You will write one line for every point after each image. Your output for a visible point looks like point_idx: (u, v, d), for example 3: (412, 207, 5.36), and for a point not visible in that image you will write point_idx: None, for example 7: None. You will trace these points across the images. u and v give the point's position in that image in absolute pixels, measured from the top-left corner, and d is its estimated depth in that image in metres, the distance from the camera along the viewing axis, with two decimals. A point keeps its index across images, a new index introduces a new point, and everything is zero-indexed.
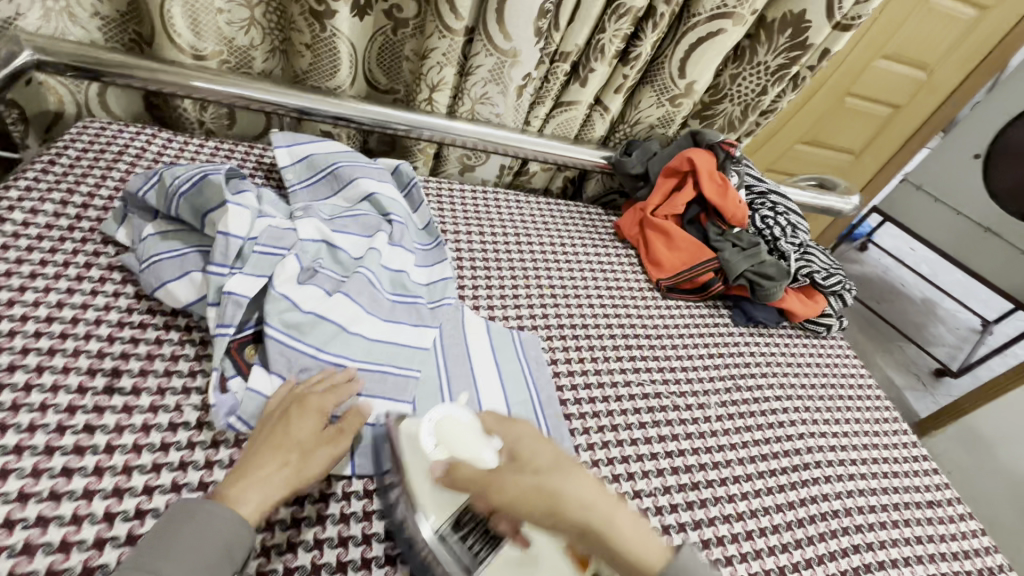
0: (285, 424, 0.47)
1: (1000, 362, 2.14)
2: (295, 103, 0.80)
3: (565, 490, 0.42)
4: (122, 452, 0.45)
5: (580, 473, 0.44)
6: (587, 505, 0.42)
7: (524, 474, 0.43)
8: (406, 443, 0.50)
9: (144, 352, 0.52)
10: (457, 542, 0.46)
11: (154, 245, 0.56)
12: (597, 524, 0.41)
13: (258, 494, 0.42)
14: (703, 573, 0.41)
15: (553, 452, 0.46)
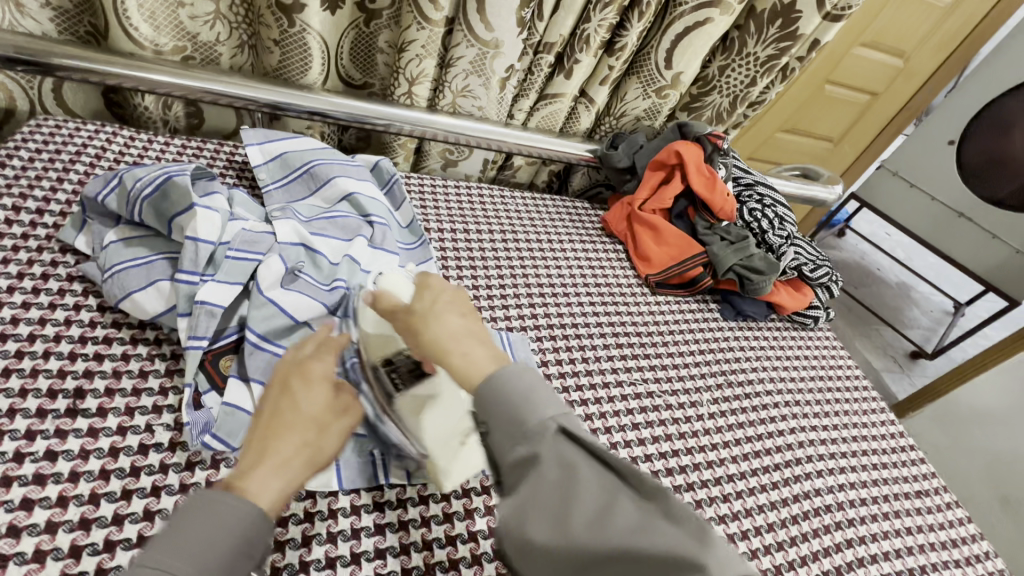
0: (293, 396, 0.39)
1: (973, 343, 2.20)
2: (265, 99, 0.76)
3: (428, 328, 0.41)
4: (88, 479, 0.42)
5: (469, 320, 0.43)
6: (439, 354, 0.39)
7: (412, 303, 0.44)
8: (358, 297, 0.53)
9: (110, 369, 0.49)
10: (384, 377, 0.50)
11: (116, 253, 0.53)
12: (440, 347, 0.39)
13: (278, 480, 0.36)
14: (540, 422, 0.34)
15: (460, 301, 0.45)
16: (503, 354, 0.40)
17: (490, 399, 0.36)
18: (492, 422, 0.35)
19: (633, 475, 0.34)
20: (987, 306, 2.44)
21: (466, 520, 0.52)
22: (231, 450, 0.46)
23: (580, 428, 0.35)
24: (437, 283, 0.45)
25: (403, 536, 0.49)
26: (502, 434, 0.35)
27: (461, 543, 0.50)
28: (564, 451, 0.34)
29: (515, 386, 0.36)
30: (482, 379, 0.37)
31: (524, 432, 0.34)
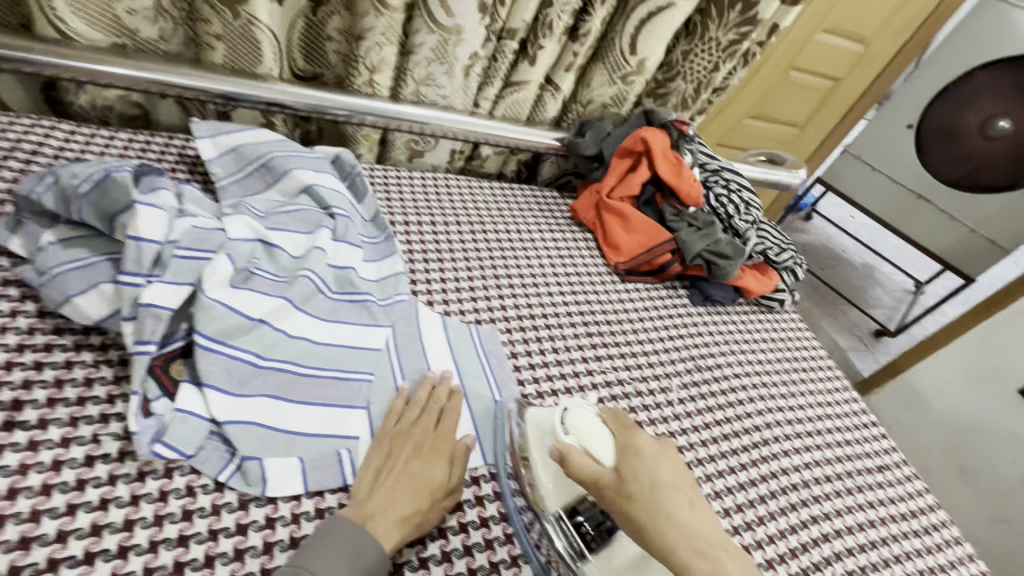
0: (419, 461, 0.48)
1: (932, 320, 2.29)
2: (216, 89, 0.72)
3: (693, 565, 0.39)
4: (29, 496, 0.40)
5: (680, 470, 0.46)
6: (697, 542, 0.41)
7: (650, 475, 0.44)
8: (534, 443, 0.49)
9: (51, 378, 0.46)
10: (572, 530, 0.48)
11: (56, 255, 0.49)
12: (709, 547, 0.41)
13: (395, 532, 0.43)
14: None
15: (677, 469, 0.46)
16: (747, 559, 0.42)
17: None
18: None
19: None
20: (945, 284, 2.54)
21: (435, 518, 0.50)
22: (185, 457, 0.45)
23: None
24: (657, 448, 0.46)
25: None
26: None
27: (431, 541, 0.48)
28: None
29: None
30: None
31: None
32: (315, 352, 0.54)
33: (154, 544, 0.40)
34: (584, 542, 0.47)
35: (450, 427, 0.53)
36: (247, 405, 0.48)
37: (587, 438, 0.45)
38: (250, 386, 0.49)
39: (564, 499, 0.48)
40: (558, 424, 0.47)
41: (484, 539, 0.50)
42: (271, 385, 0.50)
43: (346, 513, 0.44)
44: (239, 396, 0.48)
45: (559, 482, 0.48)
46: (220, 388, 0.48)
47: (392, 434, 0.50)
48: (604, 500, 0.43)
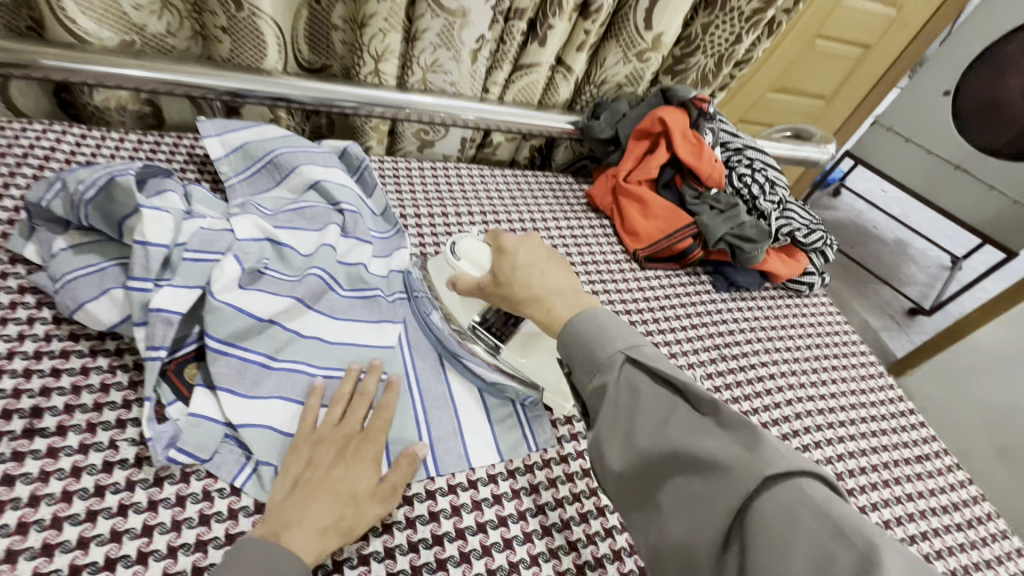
0: (341, 467, 0.44)
1: (970, 297, 2.19)
2: (224, 85, 0.71)
3: (555, 306, 0.48)
4: (49, 503, 0.40)
5: (554, 262, 0.54)
6: (554, 289, 0.50)
7: (513, 261, 0.54)
8: (436, 274, 0.63)
9: (68, 385, 0.46)
10: (484, 333, 0.59)
11: (67, 261, 0.49)
12: (541, 297, 0.49)
13: (312, 546, 0.40)
14: (610, 354, 0.41)
15: (554, 258, 0.55)
16: (595, 303, 0.48)
17: (574, 346, 0.43)
18: (572, 357, 0.43)
19: (688, 390, 0.38)
20: (984, 259, 2.42)
21: (451, 518, 0.48)
22: (201, 461, 0.45)
23: (647, 357, 0.41)
24: (534, 243, 0.56)
25: (387, 539, 0.45)
26: (582, 371, 0.42)
27: (448, 542, 0.47)
28: (630, 380, 0.40)
29: (600, 319, 0.44)
30: (574, 322, 0.44)
31: (600, 363, 0.41)
32: (328, 351, 0.54)
33: (173, 550, 0.40)
34: (498, 338, 0.59)
35: (384, 431, 0.48)
36: (261, 407, 0.48)
37: (470, 257, 0.60)
38: (263, 388, 0.49)
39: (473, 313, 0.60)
40: (449, 254, 0.61)
41: (503, 538, 0.48)
42: (283, 385, 0.50)
43: (259, 531, 0.40)
44: (252, 399, 0.48)
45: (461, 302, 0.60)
46: (234, 390, 0.47)
47: (313, 438, 0.46)
48: (488, 292, 0.55)
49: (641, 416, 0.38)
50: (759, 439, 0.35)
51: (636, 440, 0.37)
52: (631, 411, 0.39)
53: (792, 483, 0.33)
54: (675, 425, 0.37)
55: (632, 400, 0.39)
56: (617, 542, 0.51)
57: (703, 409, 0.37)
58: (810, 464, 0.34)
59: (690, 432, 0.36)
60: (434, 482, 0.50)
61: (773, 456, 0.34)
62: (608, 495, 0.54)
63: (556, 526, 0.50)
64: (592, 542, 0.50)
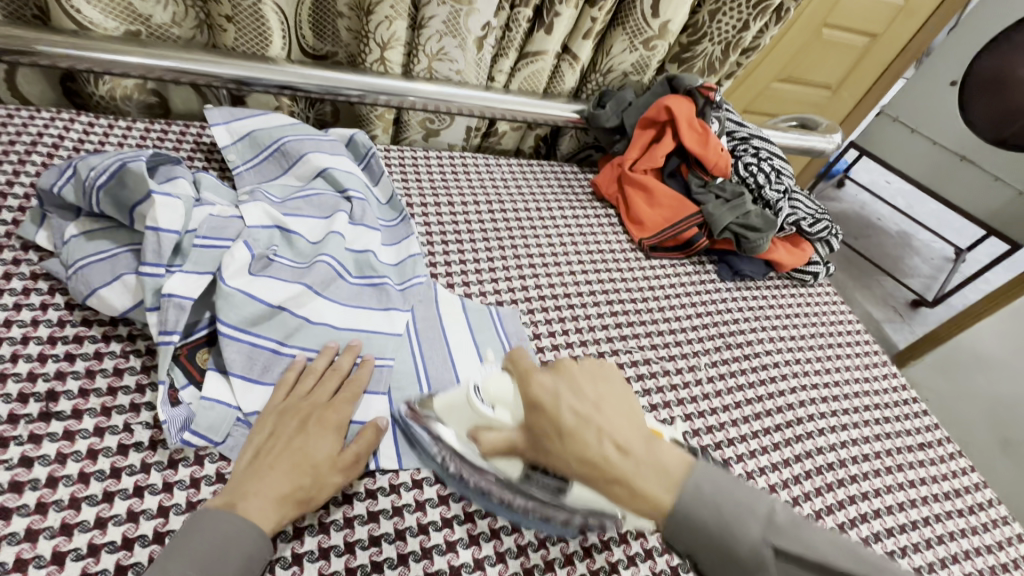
0: (302, 436, 0.44)
1: (973, 289, 2.19)
2: (231, 73, 0.71)
3: (636, 484, 0.39)
4: (67, 484, 0.41)
5: (609, 405, 0.43)
6: (618, 448, 0.40)
7: (557, 417, 0.41)
8: (451, 412, 0.48)
9: (82, 369, 0.47)
10: (541, 476, 0.44)
11: (79, 248, 0.50)
12: (620, 479, 0.39)
13: (268, 516, 0.40)
14: (752, 546, 0.37)
15: (604, 380, 0.46)
16: (678, 460, 0.41)
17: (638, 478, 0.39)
18: (695, 546, 0.39)
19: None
20: (988, 251, 2.42)
21: (460, 502, 0.49)
22: (214, 444, 0.45)
23: (786, 530, 0.37)
24: (575, 373, 0.45)
25: (397, 522, 0.46)
26: (654, 505, 0.38)
27: (457, 524, 0.47)
28: (697, 503, 0.38)
29: (719, 486, 0.39)
30: (683, 499, 0.38)
31: (738, 558, 0.37)
32: (337, 337, 0.54)
33: None
34: (557, 478, 0.43)
35: (350, 402, 0.48)
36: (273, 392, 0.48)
37: (497, 397, 0.46)
38: (274, 373, 0.50)
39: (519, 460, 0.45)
40: (472, 394, 0.47)
41: (511, 522, 0.49)
42: None
43: (217, 501, 0.41)
44: (263, 384, 0.49)
45: (502, 458, 0.45)
46: (246, 377, 0.48)
47: (278, 410, 0.46)
48: (523, 454, 0.43)
49: (706, 531, 0.38)
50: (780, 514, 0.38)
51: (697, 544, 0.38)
52: (705, 528, 0.38)
53: None
54: (733, 531, 0.37)
55: (689, 501, 0.38)
56: (623, 525, 0.51)
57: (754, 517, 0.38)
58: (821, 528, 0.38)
59: (722, 519, 0.38)
60: (443, 466, 0.51)
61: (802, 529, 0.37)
62: None
63: None
64: (599, 525, 0.50)
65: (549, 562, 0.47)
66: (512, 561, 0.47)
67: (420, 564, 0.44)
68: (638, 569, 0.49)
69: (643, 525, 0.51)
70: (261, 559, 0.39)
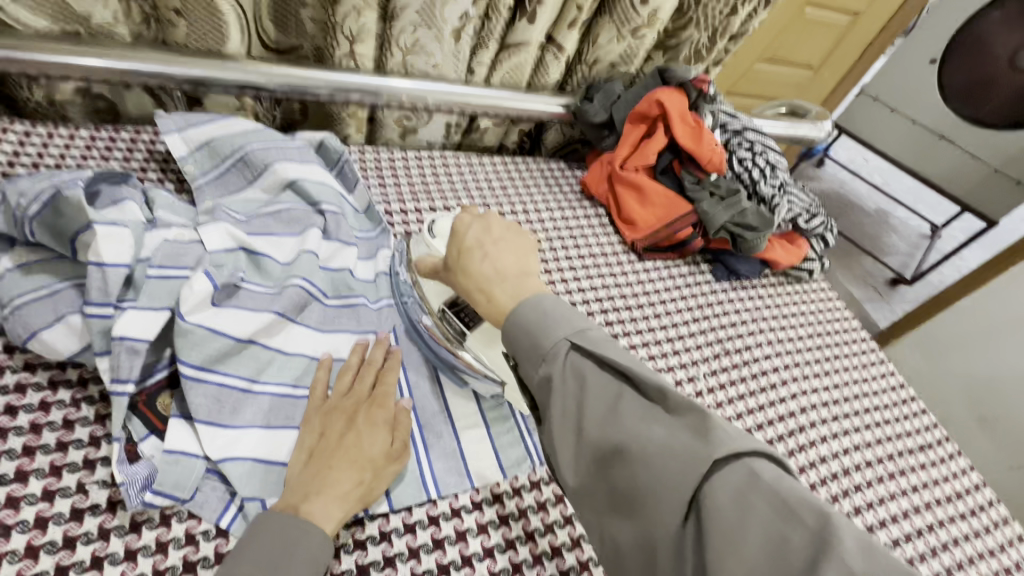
0: (353, 433, 0.44)
1: (949, 267, 2.23)
2: (184, 74, 0.64)
3: (495, 293, 0.42)
4: (12, 561, 0.36)
5: (525, 262, 0.45)
6: (497, 273, 0.43)
7: (462, 239, 0.46)
8: (413, 245, 0.58)
9: (26, 424, 0.42)
10: (453, 317, 0.54)
11: (14, 284, 0.44)
12: (481, 284, 0.43)
13: (334, 515, 0.40)
14: (553, 341, 0.37)
15: (514, 236, 0.47)
16: (541, 288, 0.42)
17: (518, 335, 0.38)
18: (517, 353, 0.39)
19: (636, 374, 0.35)
20: (964, 227, 2.46)
21: (457, 545, 0.46)
22: (182, 502, 0.41)
23: (595, 343, 0.37)
24: (493, 221, 0.48)
25: (390, 574, 0.43)
26: (528, 362, 0.38)
27: (455, 570, 0.44)
28: (575, 364, 0.36)
29: (549, 305, 0.39)
30: (520, 310, 0.39)
31: (542, 355, 0.37)
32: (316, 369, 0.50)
33: None
34: (464, 325, 0.53)
35: (390, 393, 0.48)
36: (244, 438, 0.44)
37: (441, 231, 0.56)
38: (246, 416, 0.45)
39: (443, 296, 0.55)
40: (425, 231, 0.56)
41: (511, 563, 0.46)
42: (265, 413, 0.46)
43: (279, 504, 0.40)
44: (233, 430, 0.44)
45: (429, 285, 0.55)
46: (213, 422, 0.43)
47: (324, 410, 0.45)
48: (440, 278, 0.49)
49: (590, 406, 0.35)
50: (711, 425, 0.32)
51: (586, 433, 0.34)
52: (578, 403, 0.35)
53: (744, 463, 0.31)
54: (625, 420, 0.33)
55: (527, 309, 0.39)
56: None
57: (654, 397, 0.34)
58: (761, 444, 0.32)
59: (642, 424, 0.33)
60: (436, 506, 0.47)
61: (725, 439, 0.31)
62: None
63: (565, 545, 0.48)
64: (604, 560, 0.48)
65: None
66: None
67: None
68: None
69: None
70: (326, 561, 0.38)
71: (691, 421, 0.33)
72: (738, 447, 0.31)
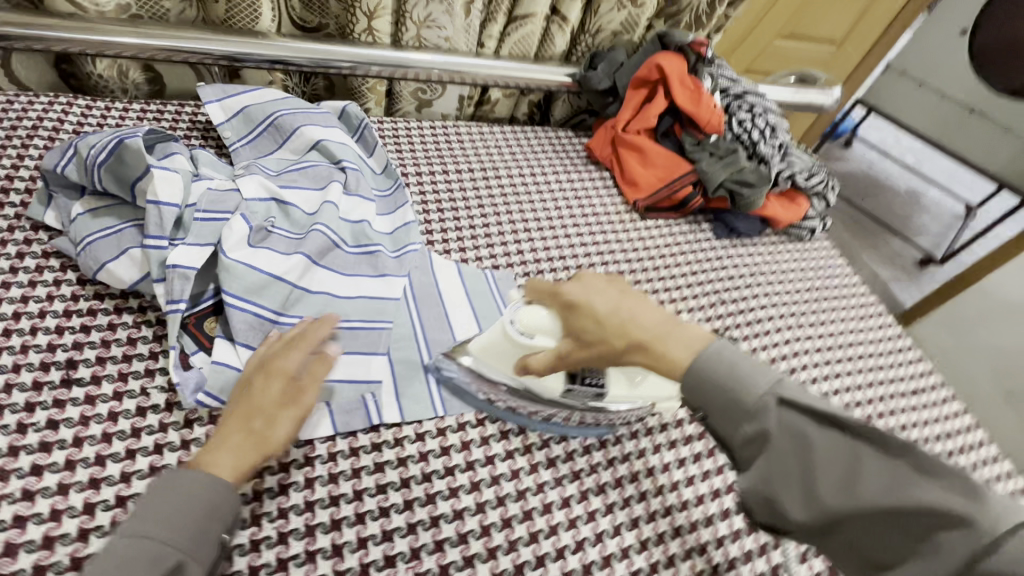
0: (252, 390, 0.44)
1: (982, 245, 2.17)
2: (222, 50, 0.71)
3: (668, 348, 0.41)
4: (92, 443, 0.44)
5: (655, 311, 0.43)
6: (655, 327, 0.42)
7: (593, 309, 0.44)
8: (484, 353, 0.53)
9: (98, 339, 0.50)
10: (583, 388, 0.52)
11: (86, 225, 0.52)
12: (649, 342, 0.41)
13: (221, 461, 0.40)
14: (760, 398, 0.36)
15: (626, 291, 0.46)
16: (703, 332, 0.42)
17: (711, 390, 0.38)
18: (710, 408, 0.38)
19: (847, 422, 0.35)
20: (999, 205, 2.38)
21: (462, 452, 0.51)
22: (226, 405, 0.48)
23: (796, 392, 0.36)
24: (595, 282, 0.47)
25: (402, 471, 0.49)
26: (724, 418, 0.38)
27: (459, 472, 0.50)
28: (793, 423, 0.35)
29: (735, 356, 0.39)
30: (702, 360, 0.39)
31: (747, 410, 0.36)
32: (338, 305, 0.55)
33: None
34: (597, 386, 0.52)
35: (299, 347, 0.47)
36: None
37: (534, 327, 0.49)
38: None
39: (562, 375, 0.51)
40: (513, 331, 0.50)
41: (510, 468, 0.51)
42: None
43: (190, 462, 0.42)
44: None
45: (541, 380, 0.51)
46: (251, 344, 0.50)
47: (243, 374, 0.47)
48: (575, 359, 0.45)
49: (819, 465, 0.34)
50: (977, 489, 0.31)
51: (822, 497, 0.34)
52: (807, 465, 0.35)
53: (1003, 519, 0.30)
54: (869, 480, 0.33)
55: (710, 356, 0.39)
56: (619, 471, 0.53)
57: (888, 452, 0.34)
58: (1014, 502, 0.31)
59: (884, 485, 0.33)
60: (443, 420, 0.53)
61: (998, 507, 0.30)
62: (610, 430, 0.55)
63: (560, 457, 0.53)
64: (595, 471, 0.52)
65: (547, 506, 0.49)
66: (512, 505, 0.49)
67: (425, 508, 0.47)
68: (633, 509, 0.50)
69: (639, 470, 0.53)
70: (228, 507, 0.39)
71: (937, 476, 0.32)
72: (1007, 512, 0.30)
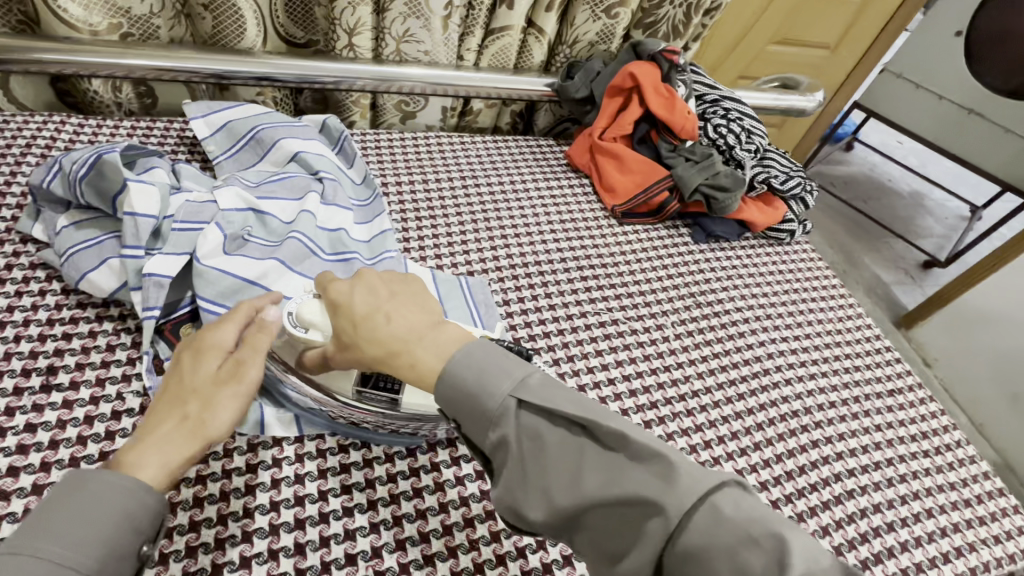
0: (185, 373, 0.42)
1: (985, 247, 2.14)
2: (207, 69, 0.74)
3: (418, 354, 0.40)
4: (68, 445, 0.46)
5: (418, 313, 0.43)
6: (409, 331, 0.41)
7: (350, 311, 0.44)
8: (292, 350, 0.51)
9: (79, 346, 0.52)
10: (373, 392, 0.50)
11: (69, 236, 0.54)
12: (398, 347, 0.40)
13: (149, 448, 0.37)
14: (500, 401, 0.36)
15: (400, 290, 0.45)
16: (464, 333, 0.42)
17: (456, 398, 0.38)
18: (461, 415, 0.38)
19: (582, 417, 0.35)
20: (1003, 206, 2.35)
21: (427, 453, 0.53)
22: None
23: (538, 391, 0.37)
24: (372, 280, 0.46)
25: (368, 472, 0.51)
26: (473, 425, 0.38)
27: (424, 473, 0.51)
28: (528, 423, 0.36)
29: (488, 357, 0.39)
30: (451, 368, 0.38)
31: (489, 417, 0.37)
32: None
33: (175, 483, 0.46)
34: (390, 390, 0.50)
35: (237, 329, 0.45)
36: None
37: (309, 321, 0.48)
38: None
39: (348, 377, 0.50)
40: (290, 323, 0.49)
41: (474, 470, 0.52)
42: None
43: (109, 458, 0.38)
44: None
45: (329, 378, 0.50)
46: None
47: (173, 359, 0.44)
48: (337, 359, 0.45)
49: (551, 463, 0.35)
50: (675, 470, 0.33)
51: (555, 496, 0.34)
52: (541, 466, 0.35)
53: (705, 500, 0.31)
54: (606, 471, 0.34)
55: (458, 365, 0.38)
56: None
57: (611, 444, 0.34)
58: (721, 475, 0.33)
59: (605, 479, 0.34)
60: None
61: (688, 489, 0.32)
62: None
63: None
64: None
65: None
66: (474, 504, 0.50)
67: (388, 508, 0.49)
68: None
69: None
70: (147, 513, 0.36)
71: (654, 467, 0.33)
72: (704, 486, 0.32)
